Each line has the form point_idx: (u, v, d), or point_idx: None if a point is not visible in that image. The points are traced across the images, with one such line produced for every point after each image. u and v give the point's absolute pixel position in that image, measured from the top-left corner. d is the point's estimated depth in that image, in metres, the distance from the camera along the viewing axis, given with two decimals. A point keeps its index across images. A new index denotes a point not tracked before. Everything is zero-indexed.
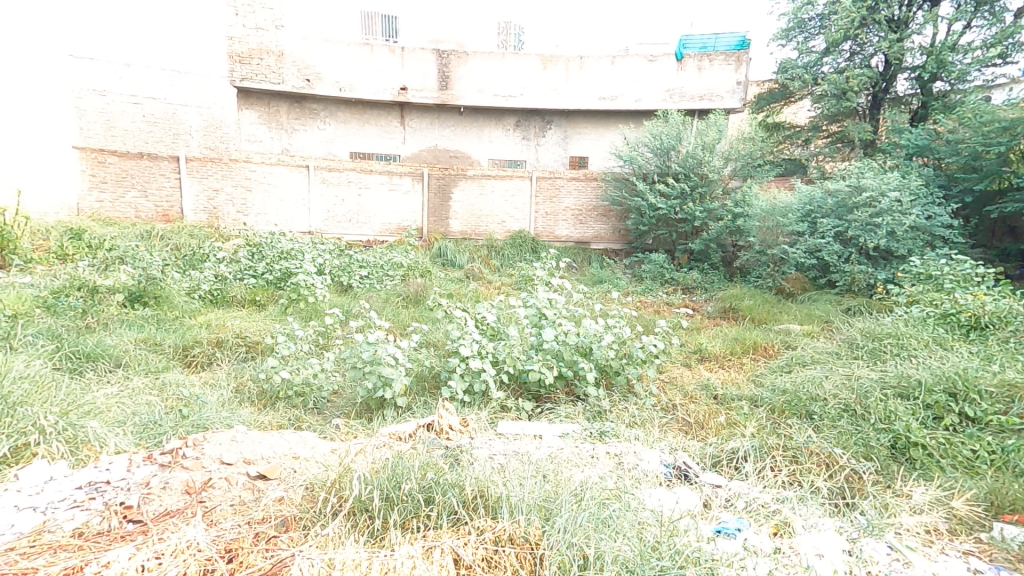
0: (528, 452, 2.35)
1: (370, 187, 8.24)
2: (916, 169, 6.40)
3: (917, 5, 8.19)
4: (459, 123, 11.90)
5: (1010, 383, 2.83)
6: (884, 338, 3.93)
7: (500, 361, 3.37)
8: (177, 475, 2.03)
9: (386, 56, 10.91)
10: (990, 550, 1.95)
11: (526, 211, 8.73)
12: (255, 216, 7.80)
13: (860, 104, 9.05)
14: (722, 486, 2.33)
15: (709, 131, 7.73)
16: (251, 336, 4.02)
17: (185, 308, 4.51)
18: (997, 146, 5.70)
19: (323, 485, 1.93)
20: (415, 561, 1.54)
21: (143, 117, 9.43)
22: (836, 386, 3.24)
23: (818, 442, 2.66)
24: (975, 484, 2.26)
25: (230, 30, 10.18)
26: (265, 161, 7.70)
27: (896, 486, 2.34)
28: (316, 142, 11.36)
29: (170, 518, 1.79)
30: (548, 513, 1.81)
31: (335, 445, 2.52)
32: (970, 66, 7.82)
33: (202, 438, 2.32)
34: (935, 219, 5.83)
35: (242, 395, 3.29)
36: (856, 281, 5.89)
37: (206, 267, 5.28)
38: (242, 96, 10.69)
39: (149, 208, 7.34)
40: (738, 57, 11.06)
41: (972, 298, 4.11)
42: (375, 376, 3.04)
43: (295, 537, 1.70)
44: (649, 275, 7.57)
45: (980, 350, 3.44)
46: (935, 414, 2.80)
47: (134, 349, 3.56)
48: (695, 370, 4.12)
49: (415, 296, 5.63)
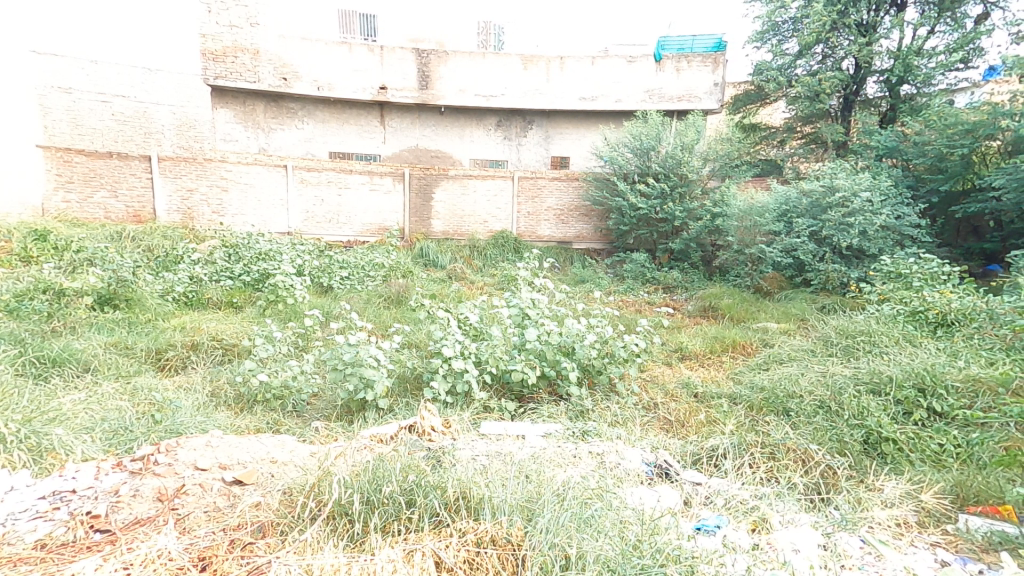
0: (511, 452, 2.35)
1: (350, 186, 8.16)
2: (886, 170, 6.54)
3: (885, 10, 8.39)
4: (440, 124, 11.85)
5: (974, 378, 2.92)
6: (857, 336, 4.02)
7: (482, 361, 3.37)
8: (148, 482, 1.99)
9: (366, 55, 10.78)
10: (956, 541, 2.00)
11: (509, 211, 8.72)
12: (232, 216, 7.66)
13: (833, 105, 9.21)
14: (703, 484, 2.36)
15: (688, 131, 7.85)
16: (227, 338, 3.95)
17: (158, 310, 4.42)
18: (961, 148, 5.89)
19: (301, 489, 1.90)
20: (396, 565, 1.53)
21: (113, 115, 9.49)
22: (812, 382, 3.30)
23: (794, 438, 2.71)
24: (942, 477, 2.32)
25: (204, 27, 9.94)
26: (242, 161, 7.57)
27: (868, 481, 2.40)
28: (295, 142, 11.21)
29: (140, 527, 1.74)
30: (530, 513, 1.82)
31: (314, 448, 2.50)
32: (935, 70, 8.05)
33: (174, 444, 2.28)
34: (904, 218, 5.98)
35: (218, 399, 3.24)
36: (831, 280, 6.00)
37: (180, 269, 5.17)
38: (217, 94, 10.48)
39: (120, 208, 7.12)
40: (715, 58, 11.19)
41: (939, 295, 4.22)
42: (356, 378, 3.01)
43: (272, 543, 1.68)
44: (631, 275, 7.63)
45: (946, 346, 3.54)
46: (905, 409, 2.88)
47: (103, 353, 3.48)
48: (676, 369, 4.17)
49: (396, 297, 5.58)
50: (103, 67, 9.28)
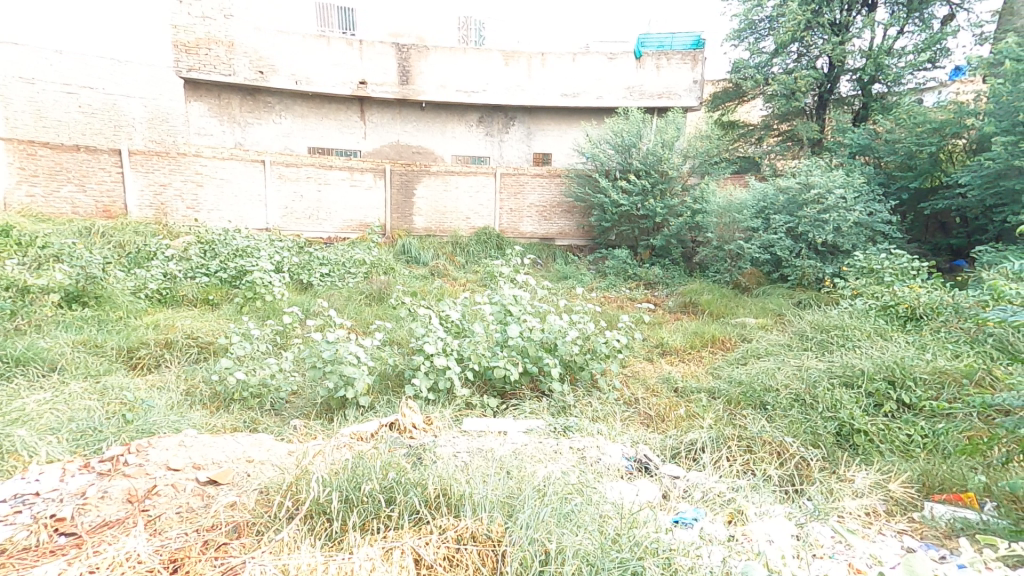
0: (492, 448, 2.35)
1: (330, 182, 8.08)
2: (859, 167, 6.68)
3: (857, 10, 8.54)
4: (422, 119, 11.77)
5: (941, 370, 3.00)
6: (831, 330, 4.10)
7: (464, 358, 3.36)
8: (117, 483, 1.94)
9: (344, 49, 10.65)
10: (922, 529, 2.06)
11: (491, 208, 8.71)
12: (207, 212, 7.49)
13: (808, 103, 9.35)
14: (681, 477, 2.39)
15: (668, 128, 7.93)
16: (203, 336, 3.87)
17: (129, 308, 4.31)
18: (930, 146, 6.06)
19: (278, 488, 1.88)
20: (374, 563, 1.51)
21: (80, 107, 9.22)
22: (788, 376, 3.35)
23: (770, 431, 2.75)
24: (909, 467, 2.39)
25: (175, 18, 9.72)
26: (217, 155, 7.43)
27: (841, 471, 2.44)
28: (273, 137, 11.01)
29: (108, 529, 1.70)
30: (510, 509, 1.82)
31: (292, 447, 2.46)
32: (905, 69, 8.24)
33: (146, 444, 2.23)
34: (876, 215, 6.10)
35: (193, 398, 3.17)
36: (807, 276, 6.10)
37: (153, 266, 5.05)
38: (191, 87, 10.30)
39: (89, 203, 6.84)
40: (694, 56, 11.30)
41: (909, 290, 4.32)
42: (336, 376, 2.98)
43: (246, 543, 1.65)
44: (613, 271, 7.67)
45: (915, 339, 3.63)
46: (876, 401, 2.95)
47: (71, 352, 3.38)
48: (656, 364, 4.22)
49: (377, 295, 5.52)
50: (68, 57, 9.04)
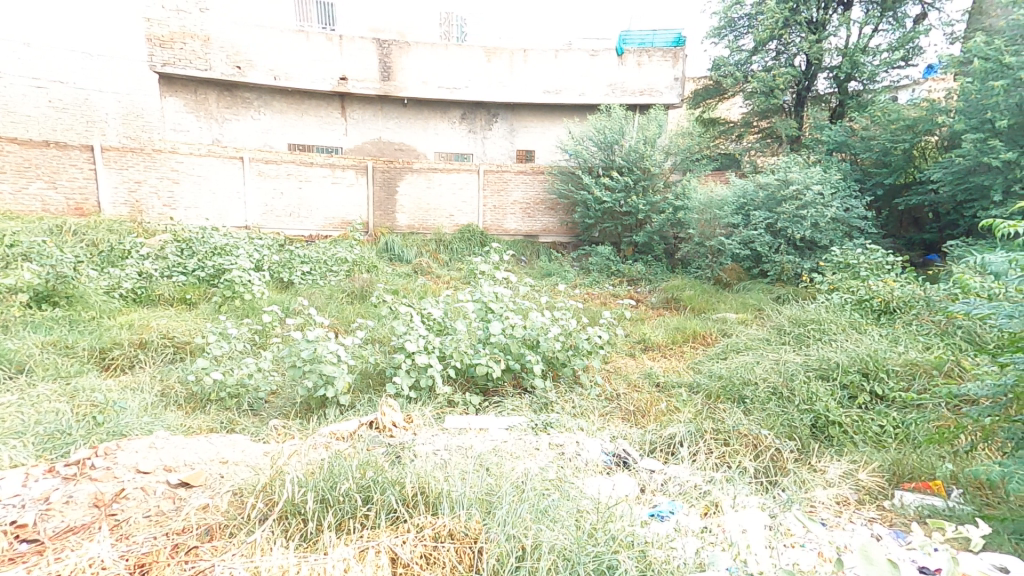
0: (471, 445, 2.34)
1: (311, 180, 8.01)
2: (836, 164, 6.79)
3: (833, 8, 8.66)
4: (404, 115, 11.68)
5: (912, 362, 3.09)
6: (808, 324, 4.16)
7: (447, 355, 3.35)
8: (83, 488, 1.90)
9: (324, 44, 10.55)
10: (891, 516, 2.10)
11: (474, 205, 8.69)
12: (184, 209, 7.36)
13: (787, 101, 9.46)
14: (659, 471, 2.41)
15: (650, 125, 7.99)
16: (179, 336, 3.80)
17: (102, 308, 4.22)
18: (904, 143, 6.21)
19: (251, 490, 1.85)
20: (348, 564, 1.50)
21: (49, 102, 8.90)
22: (766, 370, 3.39)
23: (747, 424, 2.78)
24: (881, 457, 2.43)
25: (149, 11, 9.50)
26: (194, 152, 7.31)
27: (814, 463, 2.48)
28: (251, 134, 10.85)
29: (72, 535, 1.66)
30: (488, 506, 1.82)
31: (268, 448, 2.43)
32: (879, 67, 8.38)
33: (114, 447, 2.18)
34: (853, 211, 6.18)
35: (168, 399, 3.12)
36: (786, 271, 6.18)
37: (128, 265, 4.94)
38: (165, 81, 10.07)
39: (59, 201, 6.63)
40: (675, 53, 11.38)
41: (883, 284, 4.38)
42: (316, 374, 2.95)
43: (218, 546, 1.62)
44: (596, 268, 7.68)
45: (888, 332, 3.70)
46: (850, 393, 3.00)
47: (40, 354, 3.31)
48: (639, 359, 4.24)
49: (360, 293, 5.48)
50: (36, 49, 8.70)
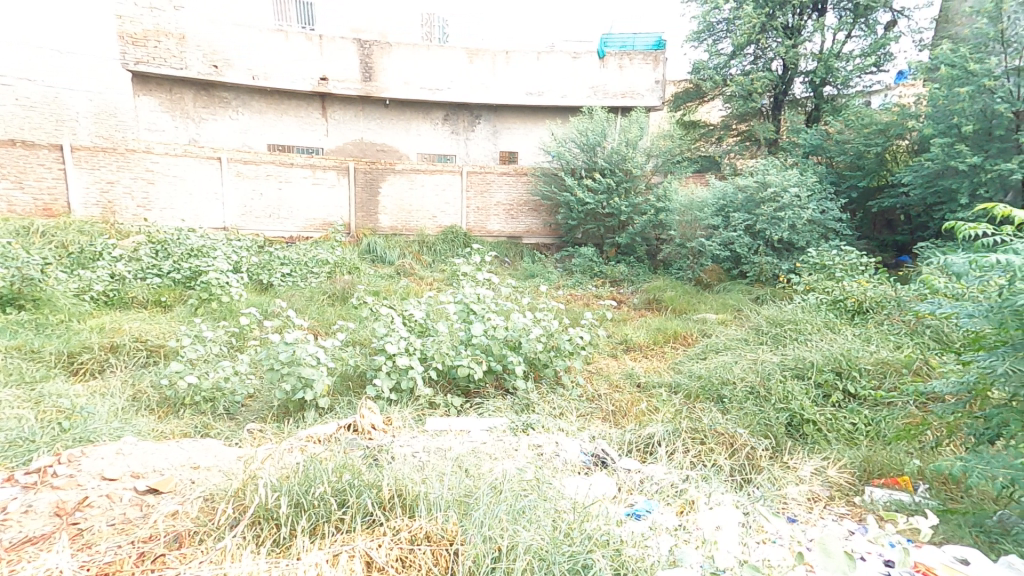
0: (450, 447, 2.33)
1: (292, 180, 7.93)
2: (813, 167, 6.91)
3: (808, 14, 8.82)
4: (386, 116, 11.61)
5: (883, 361, 3.14)
6: (784, 324, 4.21)
7: (428, 356, 3.34)
8: (43, 497, 1.84)
9: (304, 44, 10.45)
10: (860, 512, 2.13)
11: (458, 206, 8.67)
12: (160, 210, 7.23)
13: (765, 104, 9.58)
14: (637, 470, 2.41)
15: (632, 128, 8.04)
16: (153, 339, 3.73)
17: (72, 311, 4.12)
18: (877, 146, 6.33)
19: (222, 495, 1.82)
20: (320, 568, 1.48)
21: (16, 100, 8.71)
22: (744, 369, 3.42)
23: (724, 423, 2.80)
24: (851, 454, 2.47)
25: (121, 9, 9.34)
26: (170, 152, 7.18)
27: (788, 461, 2.50)
28: (230, 134, 10.71)
29: (30, 545, 1.61)
30: (466, 507, 1.81)
31: (242, 452, 2.39)
32: (852, 72, 8.51)
33: (78, 453, 2.13)
34: (828, 213, 6.26)
35: (140, 403, 3.06)
36: (764, 272, 6.26)
37: (100, 266, 4.84)
38: (139, 79, 9.89)
39: (27, 201, 6.46)
40: (656, 57, 11.48)
41: (857, 285, 4.46)
42: (293, 377, 2.91)
43: (186, 554, 1.58)
44: (579, 269, 7.71)
45: (861, 332, 3.76)
46: (824, 392, 3.04)
47: (4, 359, 3.22)
48: (620, 360, 4.26)
49: (341, 295, 5.44)
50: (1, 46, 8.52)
